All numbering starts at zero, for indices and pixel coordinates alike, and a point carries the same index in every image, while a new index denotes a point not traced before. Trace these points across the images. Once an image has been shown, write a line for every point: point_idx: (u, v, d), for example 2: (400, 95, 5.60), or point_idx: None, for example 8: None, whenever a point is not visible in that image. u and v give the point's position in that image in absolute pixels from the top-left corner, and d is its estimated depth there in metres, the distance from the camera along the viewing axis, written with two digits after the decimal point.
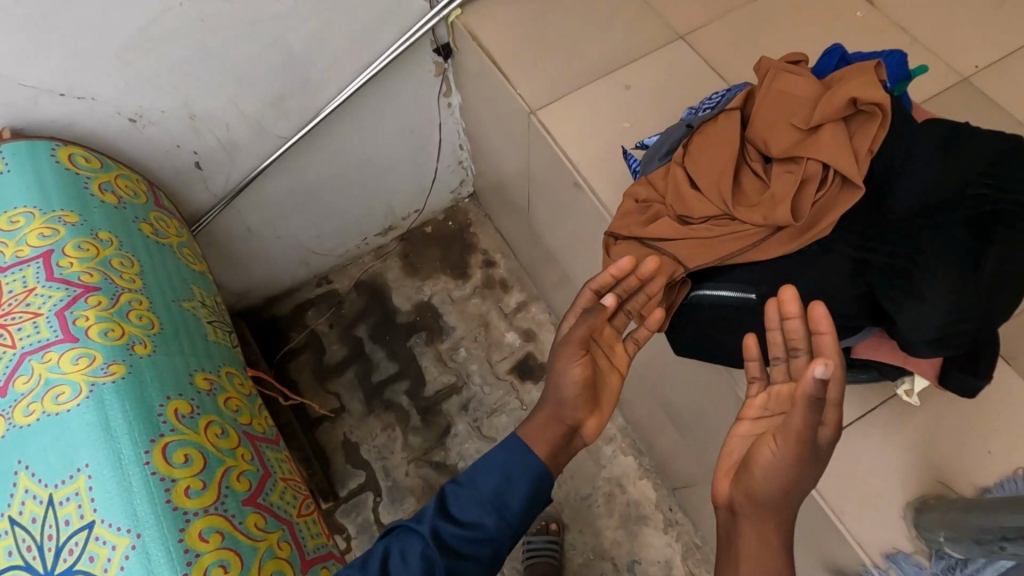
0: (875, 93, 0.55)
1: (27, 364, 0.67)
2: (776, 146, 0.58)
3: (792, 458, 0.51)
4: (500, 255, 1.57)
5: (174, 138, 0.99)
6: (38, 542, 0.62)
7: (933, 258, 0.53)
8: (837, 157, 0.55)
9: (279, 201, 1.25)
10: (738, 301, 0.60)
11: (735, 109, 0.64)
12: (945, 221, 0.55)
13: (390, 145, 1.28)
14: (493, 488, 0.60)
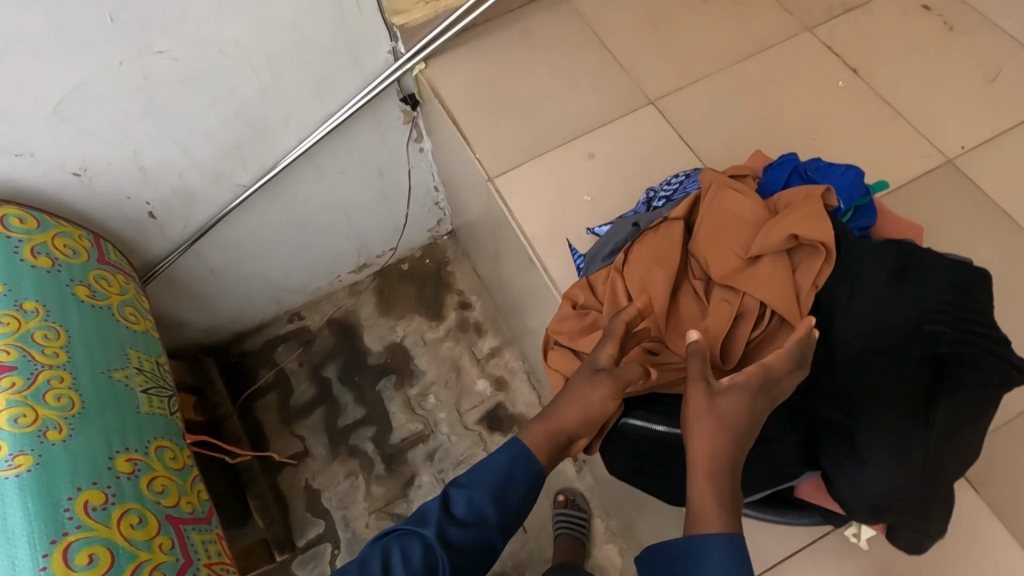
0: (818, 232, 0.56)
1: None
2: (716, 271, 0.61)
3: (705, 391, 0.55)
4: (476, 296, 1.52)
5: (123, 191, 0.96)
6: None
7: (872, 414, 0.51)
8: (772, 295, 0.57)
9: (243, 246, 1.22)
10: (668, 437, 0.62)
11: (677, 220, 0.66)
12: (893, 368, 0.52)
13: (359, 190, 1.25)
14: (492, 490, 0.61)
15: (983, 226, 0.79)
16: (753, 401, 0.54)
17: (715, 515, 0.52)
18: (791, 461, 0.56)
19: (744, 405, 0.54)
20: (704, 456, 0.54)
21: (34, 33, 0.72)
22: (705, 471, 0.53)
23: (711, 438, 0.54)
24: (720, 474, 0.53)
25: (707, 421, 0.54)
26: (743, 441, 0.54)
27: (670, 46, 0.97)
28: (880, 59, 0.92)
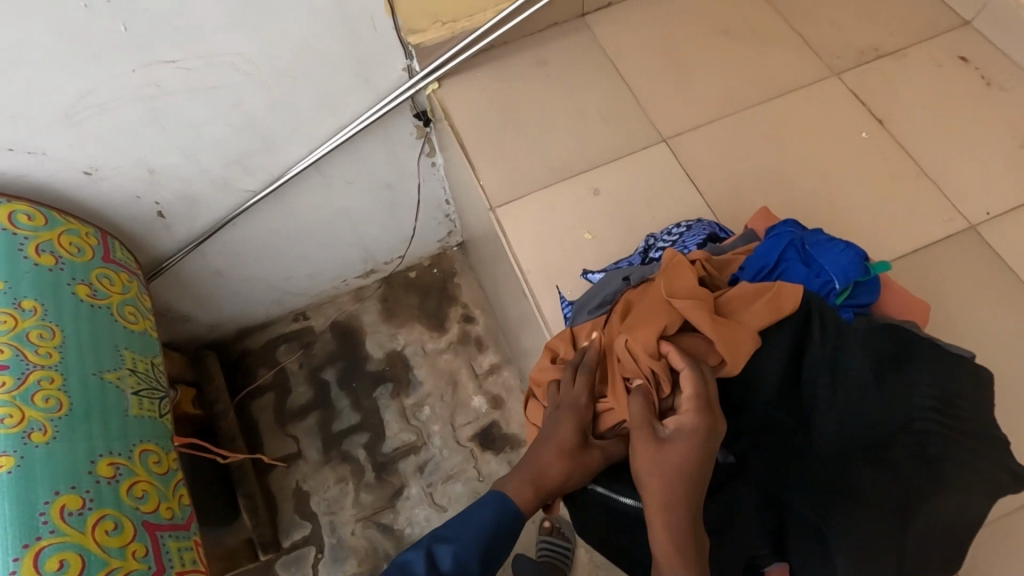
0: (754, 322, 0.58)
1: None
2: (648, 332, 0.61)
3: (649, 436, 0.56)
4: (480, 311, 1.52)
5: (132, 191, 0.97)
6: None
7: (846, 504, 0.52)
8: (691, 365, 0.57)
9: (250, 248, 1.23)
10: (638, 512, 0.63)
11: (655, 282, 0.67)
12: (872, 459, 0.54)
13: (367, 201, 1.25)
14: (478, 540, 0.59)
15: (1001, 299, 0.75)
16: (700, 439, 0.54)
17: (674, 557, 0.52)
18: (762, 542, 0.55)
19: (688, 443, 0.54)
20: (657, 499, 0.54)
21: (46, 40, 0.73)
22: (665, 511, 0.53)
23: (660, 481, 0.54)
24: (678, 511, 0.53)
25: (652, 465, 0.55)
26: (696, 478, 0.54)
27: (690, 82, 0.94)
28: (906, 112, 0.88)
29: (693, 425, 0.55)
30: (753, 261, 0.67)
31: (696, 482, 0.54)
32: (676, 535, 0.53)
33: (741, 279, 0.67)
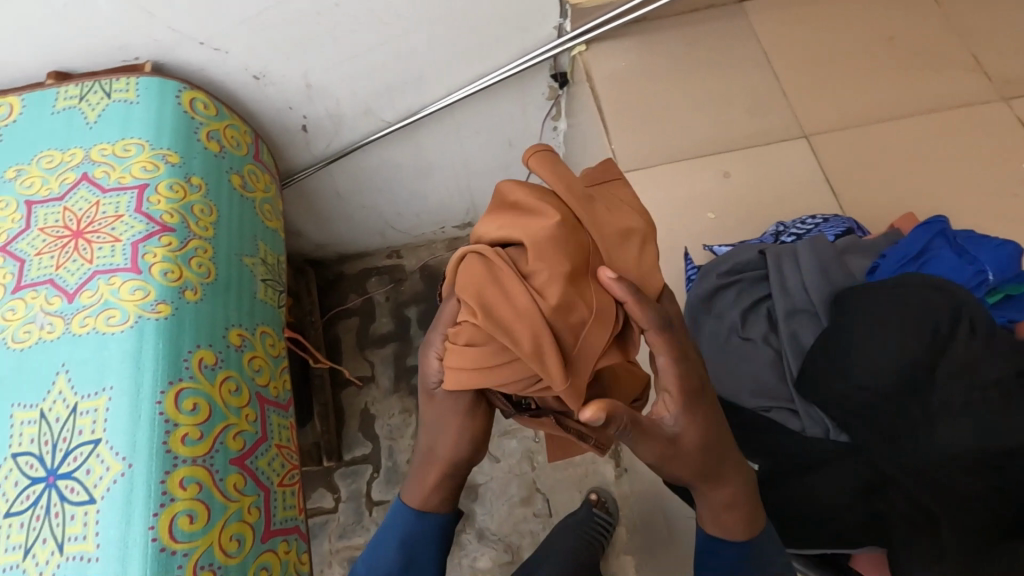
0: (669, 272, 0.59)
1: (95, 281, 0.76)
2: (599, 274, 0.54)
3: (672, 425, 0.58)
4: None
5: (288, 101, 1.06)
6: (53, 440, 0.68)
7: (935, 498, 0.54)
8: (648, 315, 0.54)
9: (369, 176, 1.30)
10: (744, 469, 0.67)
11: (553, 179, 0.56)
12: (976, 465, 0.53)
13: (486, 153, 1.30)
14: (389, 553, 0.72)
15: None
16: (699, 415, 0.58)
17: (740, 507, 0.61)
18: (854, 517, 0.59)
19: (690, 420, 0.58)
20: (689, 474, 0.60)
21: None
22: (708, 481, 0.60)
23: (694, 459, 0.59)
24: (719, 478, 0.60)
25: (668, 455, 0.58)
26: (715, 443, 0.59)
27: (842, 84, 0.92)
28: None
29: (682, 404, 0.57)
30: (905, 248, 0.66)
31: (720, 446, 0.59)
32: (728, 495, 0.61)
33: (881, 266, 0.67)
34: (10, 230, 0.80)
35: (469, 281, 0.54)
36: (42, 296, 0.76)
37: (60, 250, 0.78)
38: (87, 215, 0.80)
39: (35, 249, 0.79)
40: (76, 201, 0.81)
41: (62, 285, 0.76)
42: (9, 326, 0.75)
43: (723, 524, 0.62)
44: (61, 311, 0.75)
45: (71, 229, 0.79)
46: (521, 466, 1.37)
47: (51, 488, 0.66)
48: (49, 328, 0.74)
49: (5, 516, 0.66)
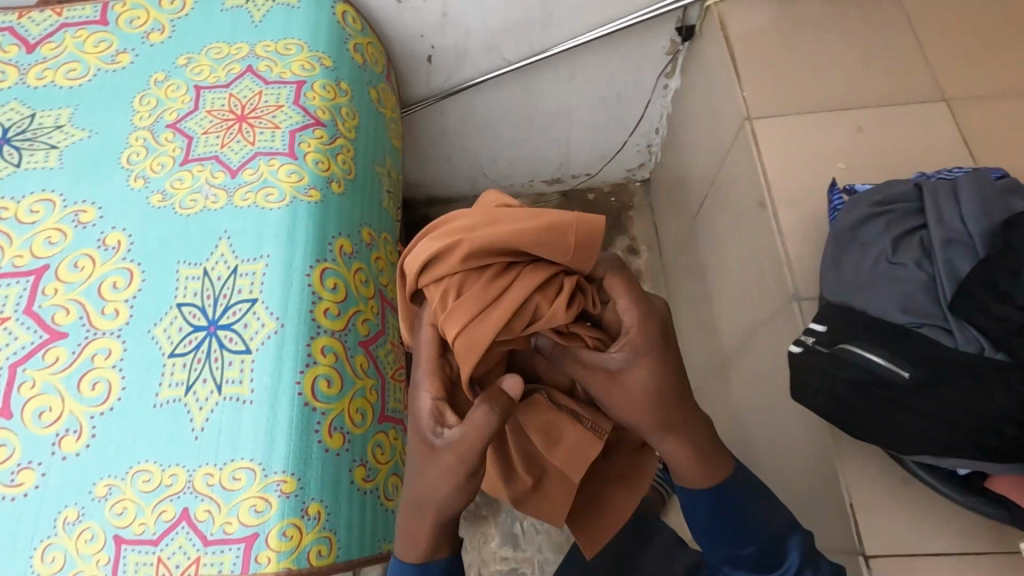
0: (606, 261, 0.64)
1: (257, 161, 0.81)
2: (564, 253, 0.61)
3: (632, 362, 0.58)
4: (646, 247, 1.58)
5: (420, 29, 1.11)
6: (214, 295, 0.74)
7: None
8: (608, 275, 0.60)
9: (476, 116, 1.34)
10: (889, 374, 0.55)
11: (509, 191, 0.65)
12: None
13: (591, 106, 1.33)
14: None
15: None
16: (658, 361, 0.58)
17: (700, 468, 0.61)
18: (1006, 436, 0.50)
19: (644, 362, 0.58)
20: (648, 425, 0.59)
21: None
22: (664, 433, 0.60)
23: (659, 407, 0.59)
24: (683, 428, 0.60)
25: (636, 398, 0.58)
26: (665, 387, 0.58)
27: (981, 55, 0.91)
28: None
29: (640, 345, 0.58)
30: None
31: (676, 396, 0.59)
32: (688, 448, 0.61)
33: None
34: (180, 110, 0.86)
35: (425, 253, 0.56)
36: (208, 170, 0.82)
37: (225, 131, 0.84)
38: (250, 102, 0.85)
39: (202, 128, 0.85)
40: (242, 89, 0.87)
41: (226, 162, 0.82)
42: (177, 193, 0.81)
43: (689, 477, 0.62)
44: (224, 185, 0.81)
45: (235, 113, 0.85)
46: None
47: (212, 336, 0.72)
48: (213, 199, 0.80)
49: (168, 356, 0.72)
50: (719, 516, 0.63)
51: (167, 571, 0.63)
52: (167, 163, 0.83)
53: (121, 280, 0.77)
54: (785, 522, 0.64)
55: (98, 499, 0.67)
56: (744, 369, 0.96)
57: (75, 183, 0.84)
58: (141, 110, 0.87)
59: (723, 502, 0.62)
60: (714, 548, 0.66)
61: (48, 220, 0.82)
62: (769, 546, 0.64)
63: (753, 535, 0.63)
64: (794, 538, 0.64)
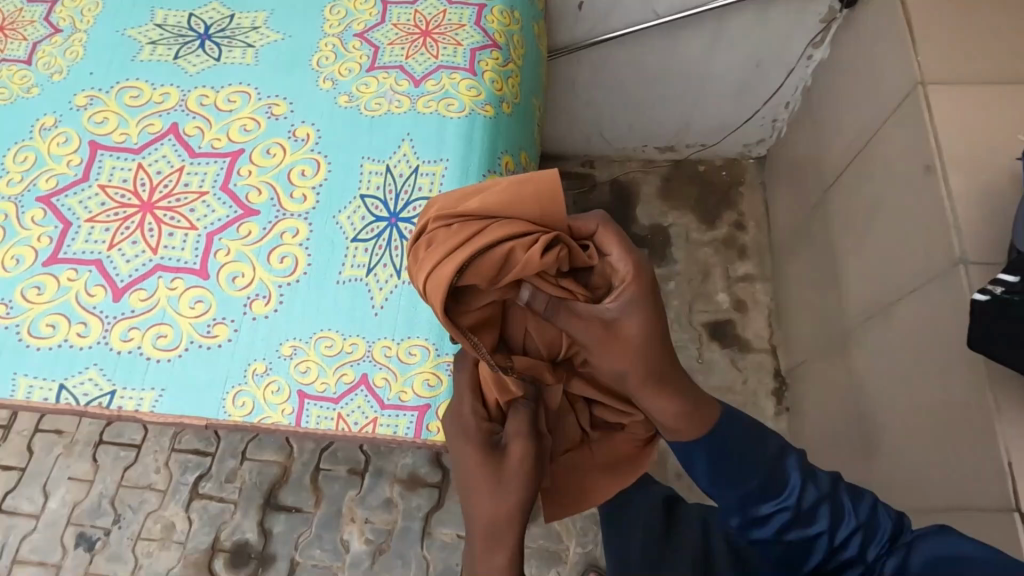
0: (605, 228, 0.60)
1: (440, 74, 0.86)
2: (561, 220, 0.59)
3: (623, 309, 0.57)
4: (754, 224, 1.56)
5: None
6: (396, 191, 0.80)
7: None
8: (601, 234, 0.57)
9: (609, 70, 1.36)
10: None
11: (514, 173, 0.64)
12: None
13: (726, 70, 1.34)
14: None
15: None
16: (648, 315, 0.58)
17: (679, 408, 0.64)
18: None
19: (639, 312, 0.57)
20: (641, 373, 0.61)
21: None
22: (653, 384, 0.62)
23: (648, 351, 0.59)
24: (671, 382, 0.63)
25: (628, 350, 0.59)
26: (652, 339, 0.59)
27: None
28: None
29: (630, 303, 0.56)
30: None
31: (662, 346, 0.60)
32: (672, 394, 0.63)
33: None
34: (367, 21, 0.92)
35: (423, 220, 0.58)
36: (393, 78, 0.87)
37: (410, 44, 0.89)
38: (435, 19, 0.90)
39: (387, 40, 0.90)
40: (427, 6, 0.91)
41: (410, 72, 0.87)
42: (363, 97, 0.87)
43: (673, 430, 0.65)
44: (408, 92, 0.85)
45: (420, 28, 0.89)
46: None
47: (394, 227, 0.78)
48: (398, 104, 0.85)
49: (351, 241, 0.78)
50: (719, 462, 0.65)
51: (348, 427, 0.71)
52: (354, 69, 0.89)
53: (309, 169, 0.84)
54: (775, 446, 0.67)
55: (285, 357, 0.74)
56: (878, 337, 0.96)
57: (269, 79, 0.91)
58: (331, 19, 0.93)
59: (728, 442, 0.65)
60: (725, 495, 0.66)
61: (245, 110, 0.89)
62: (772, 475, 0.64)
63: (756, 466, 0.64)
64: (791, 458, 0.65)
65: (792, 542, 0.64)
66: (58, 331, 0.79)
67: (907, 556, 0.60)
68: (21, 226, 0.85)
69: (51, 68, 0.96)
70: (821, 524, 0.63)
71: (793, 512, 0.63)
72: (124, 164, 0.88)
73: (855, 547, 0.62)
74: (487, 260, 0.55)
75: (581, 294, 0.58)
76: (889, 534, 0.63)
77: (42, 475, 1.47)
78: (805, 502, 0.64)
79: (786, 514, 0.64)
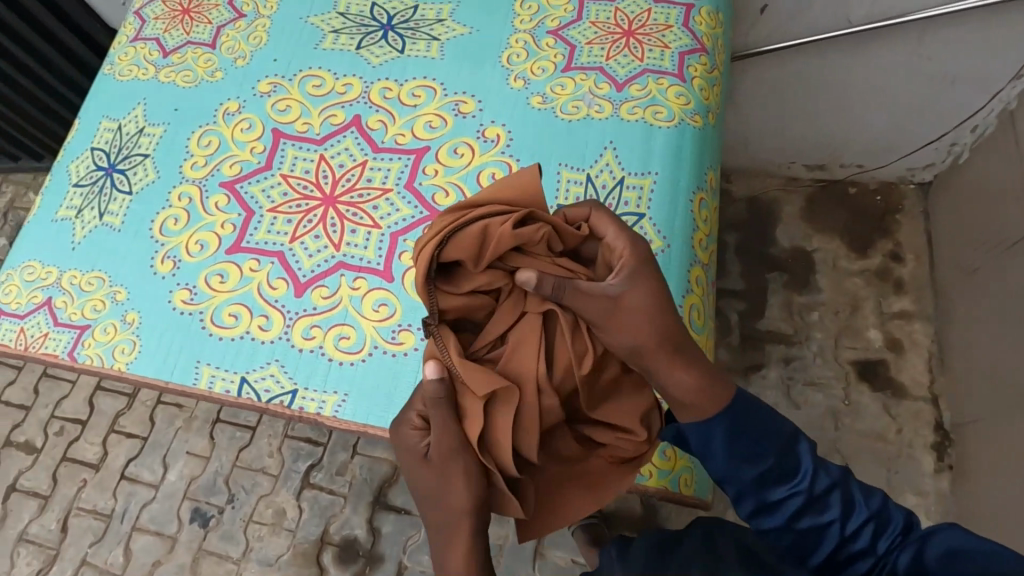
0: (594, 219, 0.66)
1: (646, 78, 0.79)
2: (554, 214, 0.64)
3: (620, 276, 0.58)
4: (913, 256, 1.42)
5: None
6: (598, 203, 0.73)
7: None
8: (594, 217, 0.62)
9: (776, 80, 1.26)
10: None
11: None
12: None
13: (912, 88, 1.22)
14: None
15: None
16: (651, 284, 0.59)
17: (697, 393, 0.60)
18: None
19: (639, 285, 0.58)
20: (654, 346, 0.58)
21: None
22: (670, 362, 0.59)
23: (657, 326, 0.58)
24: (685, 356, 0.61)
25: (638, 317, 0.58)
26: (664, 307, 0.58)
27: None
28: None
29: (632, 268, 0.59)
30: None
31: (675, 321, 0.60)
32: (687, 376, 0.60)
33: None
34: (562, 18, 0.86)
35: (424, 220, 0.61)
36: (593, 80, 0.81)
37: (611, 43, 0.82)
38: (639, 19, 0.83)
39: (586, 39, 0.84)
40: (629, 5, 0.84)
41: (611, 75, 0.80)
42: (558, 98, 0.81)
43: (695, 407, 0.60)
44: (610, 97, 0.79)
45: (623, 28, 0.83)
46: (822, 422, 1.29)
47: None
48: (598, 109, 0.79)
49: None
50: (739, 440, 0.61)
51: None
52: (548, 68, 0.83)
53: (500, 173, 0.79)
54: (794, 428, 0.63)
55: None
56: None
57: (456, 74, 0.86)
58: (522, 14, 0.88)
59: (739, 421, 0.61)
60: (737, 481, 0.62)
61: (430, 106, 0.85)
62: (786, 459, 0.62)
63: (772, 445, 0.61)
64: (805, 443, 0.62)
65: (804, 529, 0.61)
66: (240, 322, 0.78)
67: (921, 549, 0.56)
68: (206, 211, 0.84)
69: (235, 53, 0.95)
70: (833, 512, 0.60)
71: (806, 498, 0.61)
72: (306, 154, 0.85)
73: (866, 539, 0.59)
74: (475, 234, 0.57)
75: (581, 272, 0.61)
76: (902, 527, 0.59)
77: (163, 447, 1.51)
78: (817, 487, 0.61)
79: (798, 499, 0.61)
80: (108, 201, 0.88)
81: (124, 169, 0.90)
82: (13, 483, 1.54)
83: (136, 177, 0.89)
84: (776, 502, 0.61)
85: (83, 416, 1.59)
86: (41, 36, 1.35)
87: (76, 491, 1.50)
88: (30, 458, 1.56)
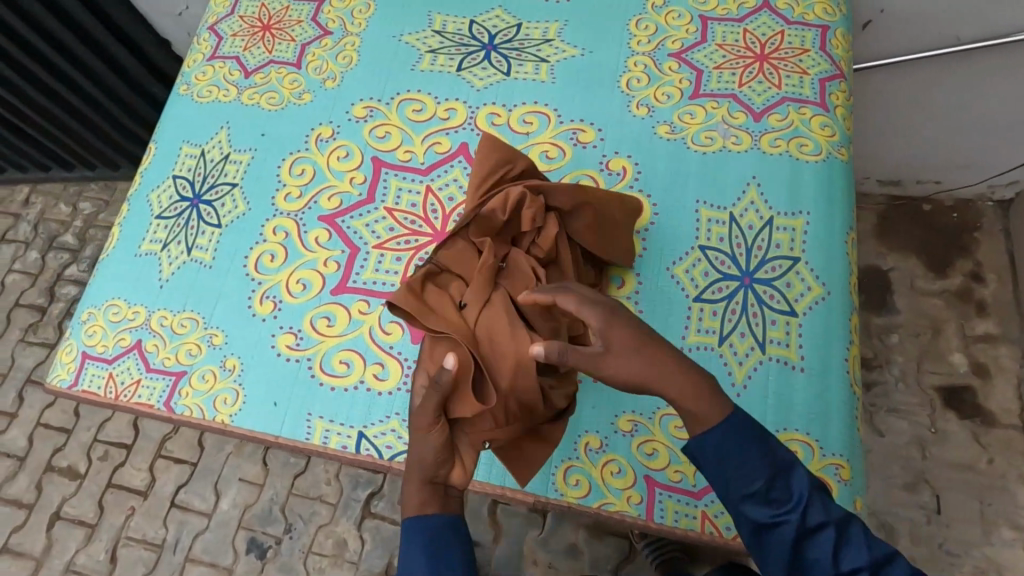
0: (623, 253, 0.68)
1: (786, 107, 0.74)
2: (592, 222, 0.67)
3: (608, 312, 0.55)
4: (994, 277, 1.38)
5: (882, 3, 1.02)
6: (746, 245, 0.68)
7: None
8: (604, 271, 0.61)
9: (861, 96, 1.21)
10: None
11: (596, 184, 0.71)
12: None
13: (1008, 108, 1.17)
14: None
15: None
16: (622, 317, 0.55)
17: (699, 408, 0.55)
18: None
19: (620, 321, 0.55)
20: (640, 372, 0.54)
21: None
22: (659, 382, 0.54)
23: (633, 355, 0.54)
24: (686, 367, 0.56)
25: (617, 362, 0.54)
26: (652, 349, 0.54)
27: None
28: None
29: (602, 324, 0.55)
30: None
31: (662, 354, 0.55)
32: (680, 391, 0.55)
33: None
34: (684, 40, 0.80)
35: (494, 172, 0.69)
36: (725, 109, 0.75)
37: (743, 68, 0.77)
38: (771, 42, 0.78)
39: (713, 63, 0.78)
40: (759, 26, 0.79)
41: (746, 103, 0.75)
42: (688, 128, 0.76)
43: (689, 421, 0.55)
44: (747, 127, 0.74)
45: (755, 51, 0.77)
46: (908, 450, 1.25)
47: (749, 289, 0.66)
48: (734, 141, 0.73)
49: (694, 301, 0.67)
50: (728, 455, 0.55)
51: (717, 530, 0.60)
52: (673, 94, 0.78)
53: None
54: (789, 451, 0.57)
55: (624, 433, 0.64)
56: None
57: (570, 99, 0.81)
58: (639, 34, 0.82)
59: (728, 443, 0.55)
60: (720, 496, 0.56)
61: (544, 134, 0.80)
62: (778, 486, 0.55)
63: (762, 470, 0.55)
64: (802, 469, 0.56)
65: (781, 557, 0.56)
66: (352, 370, 0.72)
67: None
68: (305, 247, 0.79)
69: (324, 73, 0.89)
70: (822, 548, 0.55)
71: (794, 530, 0.55)
72: (411, 186, 0.80)
73: None
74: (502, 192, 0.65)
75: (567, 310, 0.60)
76: None
77: (213, 473, 1.46)
78: (808, 520, 0.55)
79: (787, 529, 0.55)
80: (195, 234, 0.82)
81: (210, 200, 0.84)
82: (57, 510, 1.49)
83: (224, 208, 0.83)
84: (758, 527, 0.55)
85: (128, 440, 1.53)
86: (83, 42, 1.28)
87: (124, 520, 1.45)
88: (74, 484, 1.51)
